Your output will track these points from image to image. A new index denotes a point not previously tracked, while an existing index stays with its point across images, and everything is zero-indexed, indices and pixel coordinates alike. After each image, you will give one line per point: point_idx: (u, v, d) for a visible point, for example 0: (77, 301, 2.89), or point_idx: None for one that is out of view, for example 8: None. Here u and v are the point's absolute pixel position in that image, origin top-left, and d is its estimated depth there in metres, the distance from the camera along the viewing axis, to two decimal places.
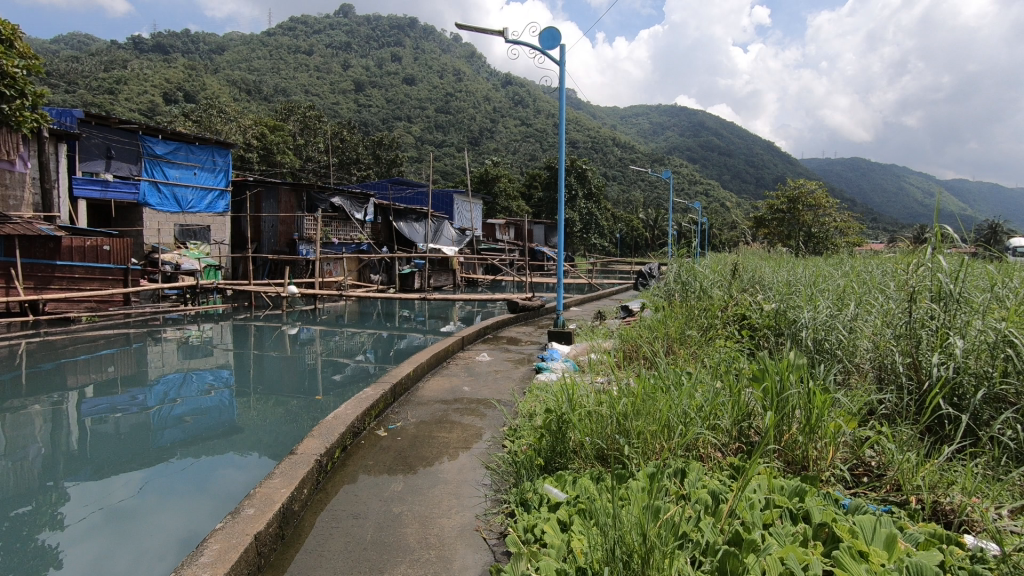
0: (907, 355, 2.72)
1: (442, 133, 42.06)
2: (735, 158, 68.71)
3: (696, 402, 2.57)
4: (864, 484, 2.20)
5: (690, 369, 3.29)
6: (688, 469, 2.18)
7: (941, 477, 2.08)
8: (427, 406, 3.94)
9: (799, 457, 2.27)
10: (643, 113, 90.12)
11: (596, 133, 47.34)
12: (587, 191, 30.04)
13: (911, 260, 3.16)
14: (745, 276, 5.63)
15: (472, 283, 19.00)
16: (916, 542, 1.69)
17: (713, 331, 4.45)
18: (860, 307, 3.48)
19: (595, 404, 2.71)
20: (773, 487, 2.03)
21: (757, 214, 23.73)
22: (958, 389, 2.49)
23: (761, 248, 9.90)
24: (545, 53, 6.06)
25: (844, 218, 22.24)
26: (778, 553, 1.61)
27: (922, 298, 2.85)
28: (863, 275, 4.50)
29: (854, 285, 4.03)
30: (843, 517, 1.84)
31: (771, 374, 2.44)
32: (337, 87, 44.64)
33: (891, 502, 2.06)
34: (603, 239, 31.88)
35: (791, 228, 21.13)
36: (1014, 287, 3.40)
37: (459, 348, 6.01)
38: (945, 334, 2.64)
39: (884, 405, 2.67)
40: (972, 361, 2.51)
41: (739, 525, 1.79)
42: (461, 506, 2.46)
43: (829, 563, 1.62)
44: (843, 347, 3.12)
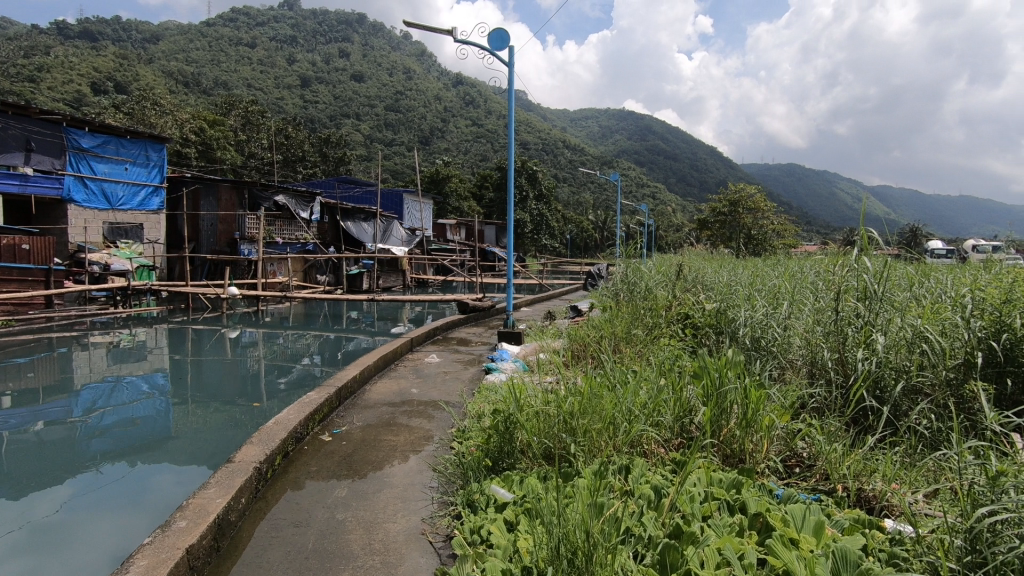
0: (835, 351, 2.88)
1: (392, 131, 41.42)
2: (680, 162, 70.85)
3: (640, 399, 2.63)
4: (796, 475, 2.31)
5: (636, 368, 3.36)
6: (632, 465, 2.24)
7: (864, 466, 2.21)
8: (373, 409, 3.87)
9: (736, 451, 2.36)
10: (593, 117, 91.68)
11: (546, 135, 47.80)
12: (537, 193, 30.26)
13: (840, 261, 3.35)
14: (688, 276, 5.81)
15: (423, 284, 18.80)
16: (842, 528, 1.80)
17: (658, 330, 4.57)
18: (793, 306, 3.65)
19: (542, 403, 2.72)
20: (712, 480, 2.10)
21: (700, 217, 24.48)
22: (880, 383, 2.65)
23: (704, 250, 10.25)
24: (494, 54, 6.06)
25: (781, 221, 23.31)
26: (715, 543, 1.68)
27: (848, 297, 3.04)
28: (796, 275, 4.73)
29: (789, 286, 4.23)
30: (776, 507, 1.93)
31: (710, 372, 2.53)
32: (282, 82, 43.22)
33: (820, 490, 2.17)
34: (554, 240, 32.17)
35: (732, 231, 21.98)
36: (932, 286, 3.65)
37: (408, 349, 5.93)
38: (868, 331, 2.81)
39: (814, 398, 2.81)
40: (893, 356, 2.68)
41: (679, 519, 1.84)
42: (408, 510, 2.43)
43: (762, 551, 1.69)
44: (778, 344, 3.27)
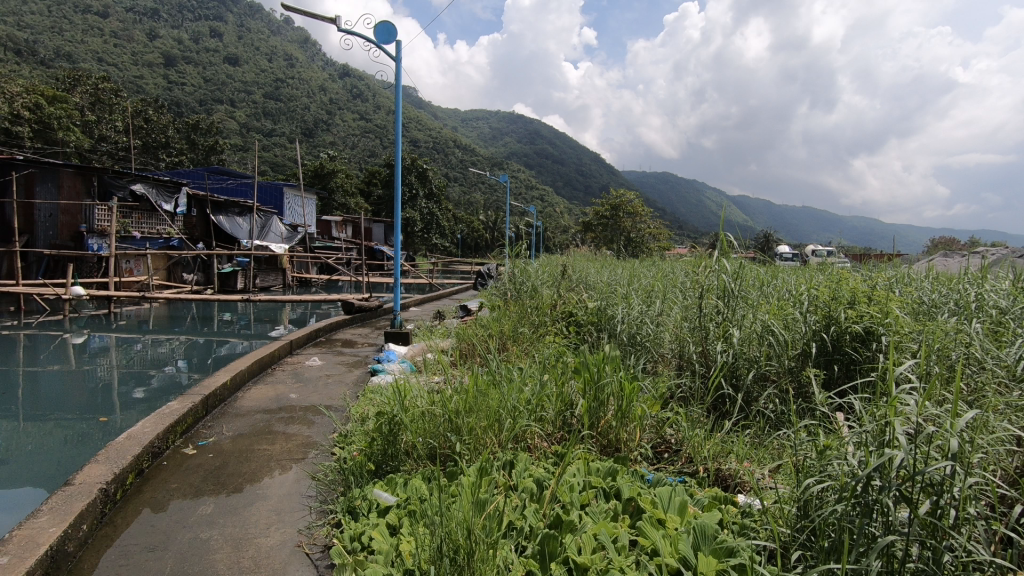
0: (699, 345, 3.15)
1: (271, 121, 38.87)
2: (567, 166, 73.67)
3: (524, 395, 2.70)
4: (665, 459, 2.50)
5: (522, 365, 3.44)
6: (516, 461, 2.29)
7: (722, 448, 2.44)
8: (246, 418, 3.60)
9: (612, 441, 2.50)
10: (483, 118, 92.52)
11: (436, 134, 47.45)
12: (428, 191, 29.93)
13: (704, 262, 3.66)
14: (572, 276, 6.06)
15: (306, 283, 17.84)
16: (702, 505, 1.97)
17: (543, 328, 4.72)
18: (664, 304, 3.94)
19: (428, 403, 2.70)
20: (590, 469, 2.21)
21: (585, 220, 25.60)
22: (736, 372, 2.94)
23: (588, 251, 10.74)
24: (380, 47, 5.90)
25: (656, 225, 25.06)
26: (591, 529, 1.76)
27: (709, 295, 3.33)
28: (668, 275, 5.11)
29: (661, 285, 4.56)
30: (646, 490, 2.07)
31: (590, 367, 2.65)
32: (141, 59, 38.85)
33: (685, 473, 2.37)
34: (445, 239, 32.01)
35: (613, 233, 23.24)
36: (778, 285, 4.11)
37: (287, 352, 5.59)
38: (726, 326, 3.11)
39: (681, 388, 3.05)
40: (746, 348, 2.99)
41: (558, 509, 1.91)
42: (283, 523, 2.28)
43: (633, 533, 1.81)
44: (650, 339, 3.51)
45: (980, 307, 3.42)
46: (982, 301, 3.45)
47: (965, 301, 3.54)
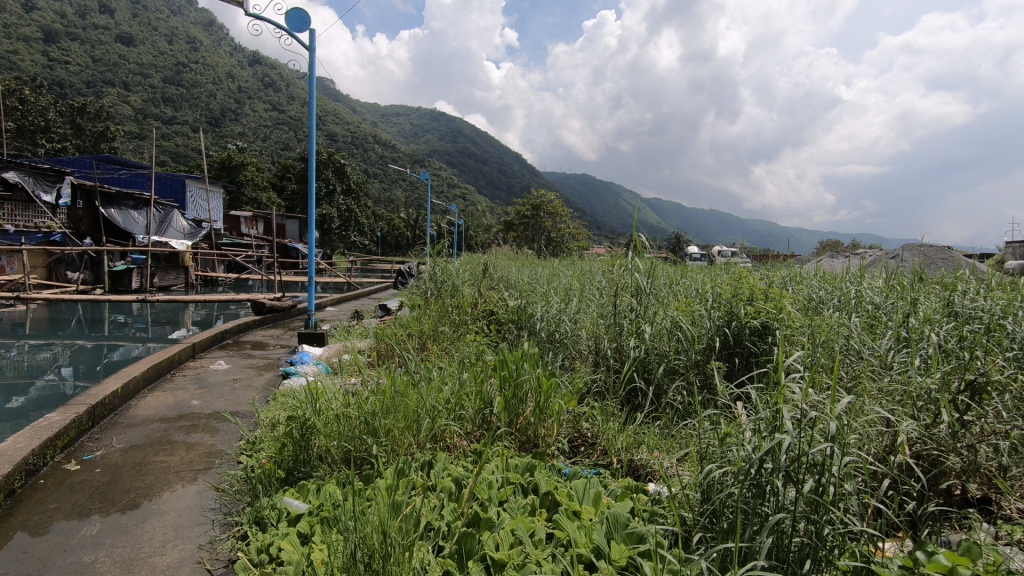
0: (614, 341, 3.28)
1: (172, 108, 36.11)
2: (489, 166, 73.88)
3: (442, 395, 2.68)
4: (581, 453, 2.57)
5: (441, 364, 3.41)
6: (435, 461, 2.27)
7: (633, 440, 2.55)
8: (141, 428, 3.32)
9: (531, 437, 2.54)
10: (404, 114, 90.91)
11: (355, 128, 46.04)
12: (346, 187, 28.97)
13: (619, 262, 3.80)
14: (493, 275, 6.09)
15: (211, 282, 16.73)
16: (615, 495, 2.04)
17: (464, 327, 4.72)
18: (581, 302, 4.06)
19: (342, 406, 2.61)
20: (508, 466, 2.23)
21: (506, 219, 25.75)
22: (647, 366, 3.08)
23: (510, 250, 10.82)
24: (292, 35, 5.63)
25: (576, 226, 25.68)
26: (509, 525, 1.78)
27: (623, 293, 3.47)
28: (585, 275, 5.25)
29: (579, 284, 4.68)
30: (562, 484, 2.12)
31: (509, 364, 2.68)
32: (15, 32, 34.79)
33: (599, 465, 2.45)
34: (364, 237, 31.12)
35: (534, 233, 23.56)
36: (686, 284, 4.35)
37: (189, 356, 5.22)
38: (638, 322, 3.25)
39: (597, 383, 3.15)
40: (657, 343, 3.14)
41: (477, 506, 1.92)
42: (181, 539, 2.13)
43: (550, 526, 1.85)
44: (568, 336, 3.60)
45: (859, 302, 3.79)
46: (860, 297, 3.83)
47: (846, 297, 3.92)
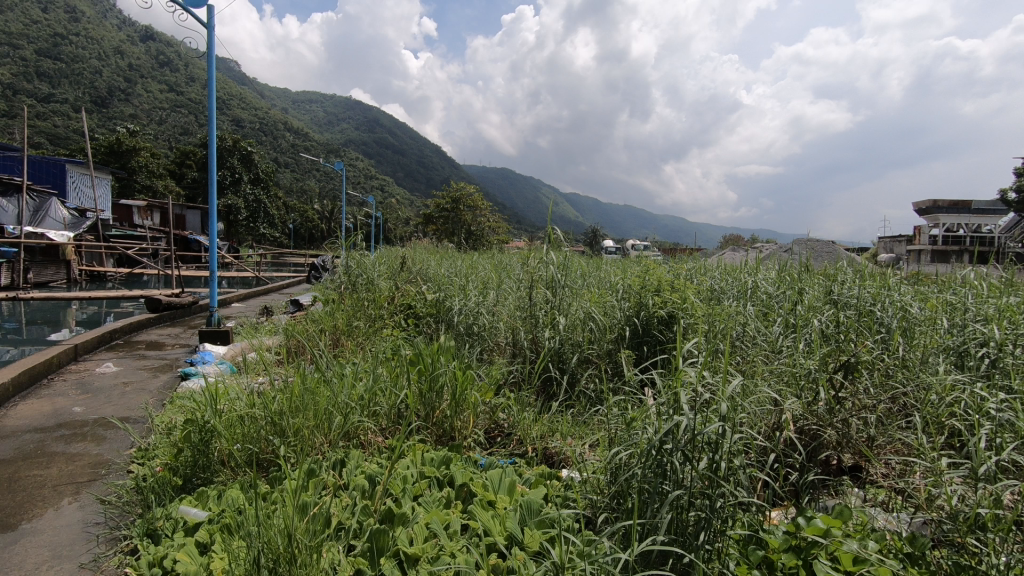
0: (529, 333, 3.34)
1: (48, 84, 32.43)
2: (407, 158, 72.42)
3: (355, 391, 2.61)
4: (497, 443, 2.60)
5: (356, 360, 3.32)
6: (347, 459, 2.21)
7: (548, 429, 2.61)
8: (11, 440, 2.98)
9: (448, 429, 2.54)
10: (317, 102, 87.11)
11: (263, 114, 43.53)
12: (253, 176, 27.33)
13: (534, 255, 3.86)
14: (411, 268, 5.98)
15: (98, 277, 15.24)
16: (530, 483, 2.09)
17: (380, 321, 4.61)
18: (498, 296, 4.09)
19: (247, 406, 2.48)
20: (424, 460, 2.21)
21: (426, 212, 25.33)
22: (561, 357, 3.16)
23: (429, 243, 10.67)
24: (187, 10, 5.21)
25: (495, 219, 25.75)
26: (423, 519, 1.78)
27: (538, 285, 3.54)
28: (502, 268, 5.29)
29: (497, 277, 4.72)
30: (478, 475, 2.14)
31: (424, 357, 2.65)
32: None
33: (515, 454, 2.49)
34: (275, 229, 29.55)
35: (454, 227, 23.39)
36: (599, 276, 4.49)
37: (70, 358, 4.74)
38: (553, 314, 3.33)
39: (514, 374, 3.19)
40: (570, 334, 3.23)
41: (391, 503, 1.89)
42: (57, 560, 1.93)
43: (465, 517, 1.85)
44: (485, 328, 3.62)
45: (754, 291, 4.09)
46: (755, 286, 4.15)
47: (742, 288, 4.22)
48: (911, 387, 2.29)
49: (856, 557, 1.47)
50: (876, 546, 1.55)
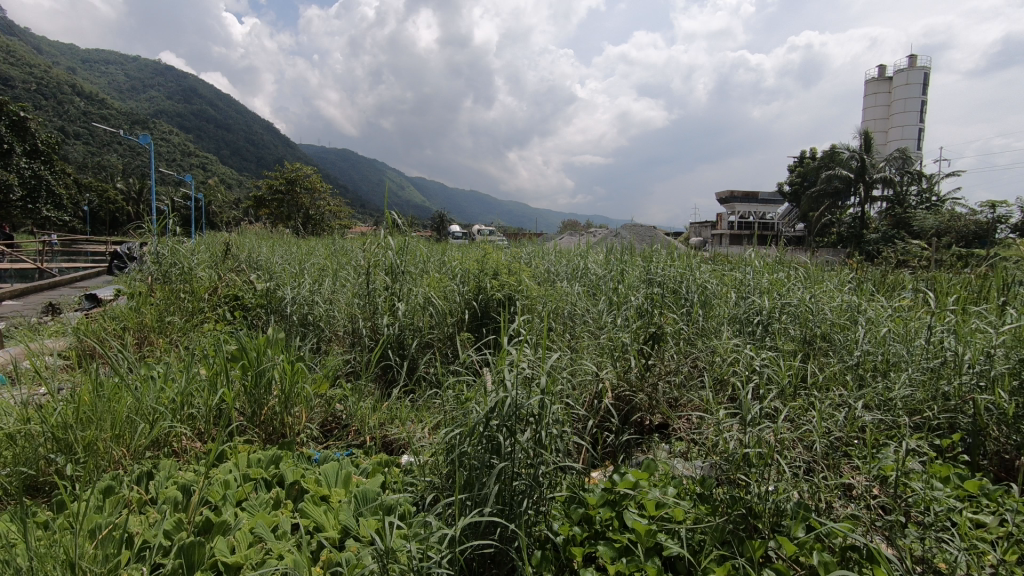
0: (368, 321, 3.25)
1: None
2: (233, 134, 65.36)
3: (164, 394, 2.32)
4: (333, 437, 2.51)
5: (166, 359, 2.95)
6: (156, 470, 1.97)
7: (387, 417, 2.58)
8: None
9: (277, 427, 2.39)
10: (115, 63, 74.57)
11: (39, 73, 36.11)
12: (29, 147, 22.61)
13: (371, 240, 3.74)
14: (237, 256, 5.45)
15: None
16: (367, 473, 2.06)
17: (200, 316, 4.15)
18: (335, 284, 3.92)
19: (19, 421, 2.08)
20: (250, 461, 2.07)
21: (257, 194, 23.08)
22: (401, 343, 3.13)
23: (259, 228, 9.78)
24: None
25: (336, 203, 24.50)
26: (247, 525, 1.66)
27: (375, 271, 3.44)
28: (340, 255, 5.05)
29: (335, 264, 4.52)
30: (310, 470, 2.05)
31: (248, 352, 2.44)
32: None
33: (352, 446, 2.43)
34: (63, 212, 24.85)
35: (291, 210, 21.65)
36: (441, 262, 4.50)
37: None
38: (392, 300, 3.27)
39: (351, 363, 3.08)
40: (409, 319, 3.21)
41: (209, 512, 1.73)
42: None
43: (296, 516, 1.76)
44: (321, 318, 3.45)
45: (583, 274, 4.41)
46: (584, 269, 4.49)
47: (573, 271, 4.54)
48: (704, 352, 2.67)
49: (657, 503, 1.68)
50: (675, 491, 1.78)
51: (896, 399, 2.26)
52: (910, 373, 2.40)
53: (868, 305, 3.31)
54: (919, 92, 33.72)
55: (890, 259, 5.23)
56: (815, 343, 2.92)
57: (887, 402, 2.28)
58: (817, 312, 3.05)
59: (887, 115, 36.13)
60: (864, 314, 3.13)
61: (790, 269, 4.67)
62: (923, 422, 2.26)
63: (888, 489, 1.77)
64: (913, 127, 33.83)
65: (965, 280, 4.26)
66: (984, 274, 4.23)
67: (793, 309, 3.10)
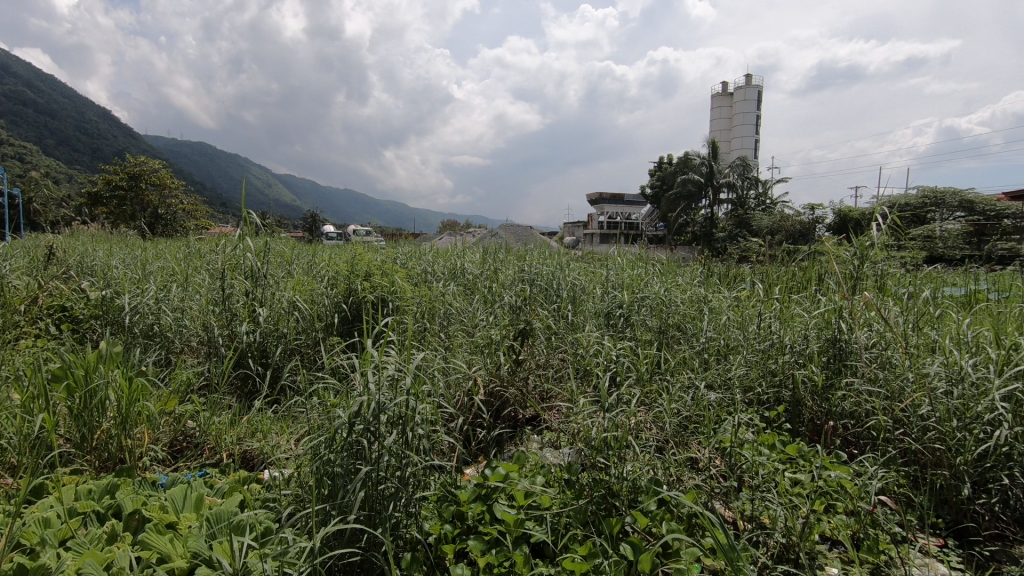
0: (223, 328, 2.99)
1: None
2: (59, 121, 56.77)
3: None
4: (183, 457, 2.29)
5: None
6: None
7: (246, 430, 2.40)
8: None
9: (113, 452, 2.12)
10: None
11: None
12: None
13: (226, 242, 3.44)
14: (64, 260, 4.76)
15: None
16: (223, 493, 1.90)
17: (15, 331, 3.56)
18: (185, 290, 3.57)
19: None
20: (79, 493, 1.81)
21: (91, 189, 20.25)
22: (263, 351, 2.93)
23: (94, 228, 8.62)
24: None
25: (191, 201, 22.18)
26: (73, 566, 1.45)
27: (232, 275, 3.18)
28: (193, 258, 4.61)
29: (188, 269, 4.10)
30: (155, 497, 1.85)
31: (74, 369, 2.14)
32: None
33: (206, 466, 2.23)
34: None
35: (135, 209, 19.26)
36: (310, 264, 4.27)
37: None
38: (251, 306, 3.04)
39: (204, 375, 2.82)
40: (272, 325, 3.01)
41: (23, 557, 1.49)
42: None
43: (136, 548, 1.58)
44: (168, 328, 3.12)
45: (459, 274, 4.44)
46: (461, 269, 4.52)
47: (450, 270, 4.55)
48: (570, 346, 2.82)
49: (526, 492, 1.73)
50: (543, 479, 1.86)
51: (733, 378, 2.54)
52: (745, 355, 2.71)
53: (713, 296, 3.69)
54: (754, 108, 38.22)
55: (732, 255, 5.86)
56: (668, 332, 3.19)
57: (726, 380, 2.56)
58: (670, 304, 3.35)
59: (729, 127, 40.49)
60: (709, 304, 3.48)
61: (649, 265, 5.06)
62: (754, 397, 2.57)
63: (725, 459, 1.98)
64: (751, 139, 38.28)
65: (791, 271, 4.90)
66: (804, 266, 4.89)
67: (649, 302, 3.37)
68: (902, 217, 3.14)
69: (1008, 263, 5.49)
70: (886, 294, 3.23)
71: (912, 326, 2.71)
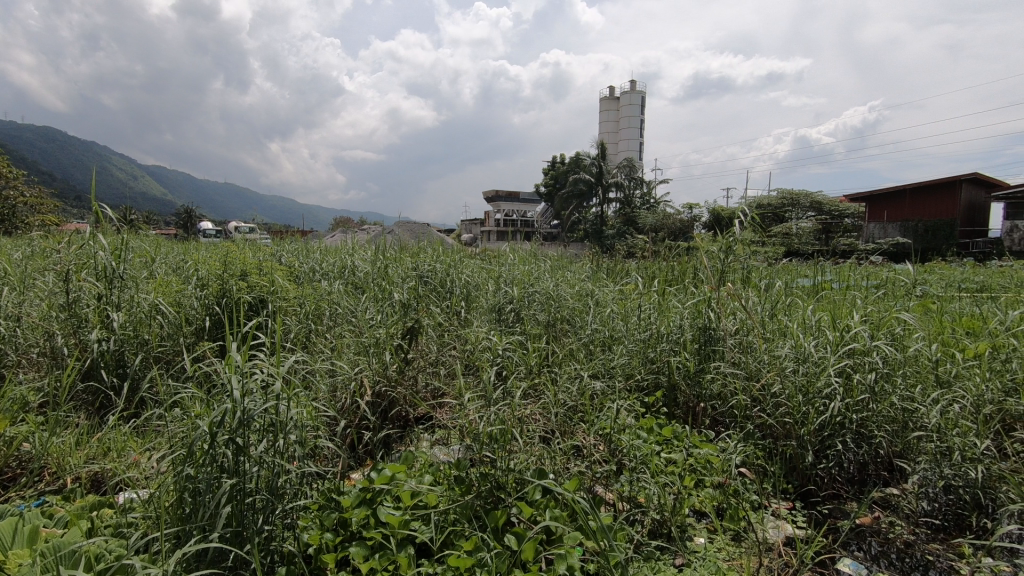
0: (69, 337, 2.64)
1: None
2: None
3: None
4: (16, 485, 1.99)
5: None
6: None
7: (96, 450, 2.14)
8: None
9: None
10: None
11: None
12: None
13: (70, 239, 3.03)
14: None
15: None
16: (64, 522, 1.67)
17: None
18: (21, 294, 3.11)
19: None
20: None
21: None
22: (119, 360, 2.63)
23: None
24: None
25: (34, 193, 19.27)
26: None
27: (79, 275, 2.81)
28: (32, 257, 4.02)
29: (25, 269, 3.57)
30: None
31: None
32: None
33: (46, 494, 1.96)
34: None
35: None
36: (177, 263, 3.89)
37: None
38: (103, 310, 2.71)
39: (44, 391, 2.47)
40: (129, 331, 2.71)
41: None
42: None
43: None
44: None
45: (349, 271, 4.29)
46: (351, 267, 4.35)
47: (340, 268, 4.37)
48: (459, 342, 2.82)
49: (412, 492, 1.70)
50: (431, 478, 1.83)
51: (615, 367, 2.68)
52: (627, 345, 2.87)
53: (600, 290, 3.86)
54: (638, 113, 40.55)
55: (619, 250, 6.16)
56: (556, 326, 3.31)
57: (609, 370, 2.69)
58: (558, 299, 3.46)
59: (617, 130, 42.63)
60: (595, 297, 3.64)
61: (541, 261, 5.17)
62: (635, 384, 2.72)
63: (607, 444, 2.07)
64: (636, 142, 40.64)
65: (670, 265, 5.25)
66: (682, 261, 5.24)
67: (539, 297, 3.46)
68: (761, 215, 3.47)
69: (848, 257, 6.24)
70: (749, 286, 3.57)
71: (769, 313, 3.02)
